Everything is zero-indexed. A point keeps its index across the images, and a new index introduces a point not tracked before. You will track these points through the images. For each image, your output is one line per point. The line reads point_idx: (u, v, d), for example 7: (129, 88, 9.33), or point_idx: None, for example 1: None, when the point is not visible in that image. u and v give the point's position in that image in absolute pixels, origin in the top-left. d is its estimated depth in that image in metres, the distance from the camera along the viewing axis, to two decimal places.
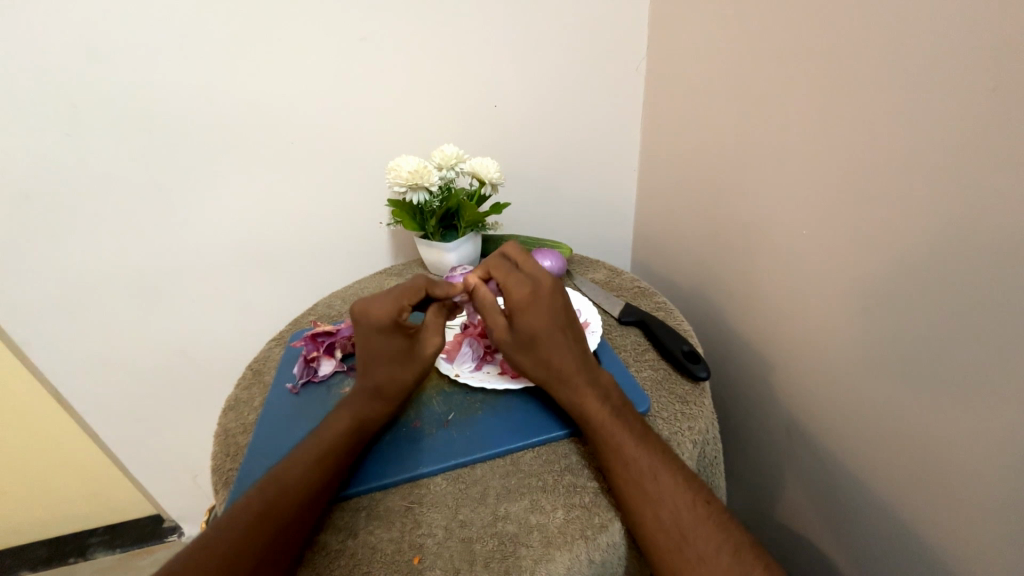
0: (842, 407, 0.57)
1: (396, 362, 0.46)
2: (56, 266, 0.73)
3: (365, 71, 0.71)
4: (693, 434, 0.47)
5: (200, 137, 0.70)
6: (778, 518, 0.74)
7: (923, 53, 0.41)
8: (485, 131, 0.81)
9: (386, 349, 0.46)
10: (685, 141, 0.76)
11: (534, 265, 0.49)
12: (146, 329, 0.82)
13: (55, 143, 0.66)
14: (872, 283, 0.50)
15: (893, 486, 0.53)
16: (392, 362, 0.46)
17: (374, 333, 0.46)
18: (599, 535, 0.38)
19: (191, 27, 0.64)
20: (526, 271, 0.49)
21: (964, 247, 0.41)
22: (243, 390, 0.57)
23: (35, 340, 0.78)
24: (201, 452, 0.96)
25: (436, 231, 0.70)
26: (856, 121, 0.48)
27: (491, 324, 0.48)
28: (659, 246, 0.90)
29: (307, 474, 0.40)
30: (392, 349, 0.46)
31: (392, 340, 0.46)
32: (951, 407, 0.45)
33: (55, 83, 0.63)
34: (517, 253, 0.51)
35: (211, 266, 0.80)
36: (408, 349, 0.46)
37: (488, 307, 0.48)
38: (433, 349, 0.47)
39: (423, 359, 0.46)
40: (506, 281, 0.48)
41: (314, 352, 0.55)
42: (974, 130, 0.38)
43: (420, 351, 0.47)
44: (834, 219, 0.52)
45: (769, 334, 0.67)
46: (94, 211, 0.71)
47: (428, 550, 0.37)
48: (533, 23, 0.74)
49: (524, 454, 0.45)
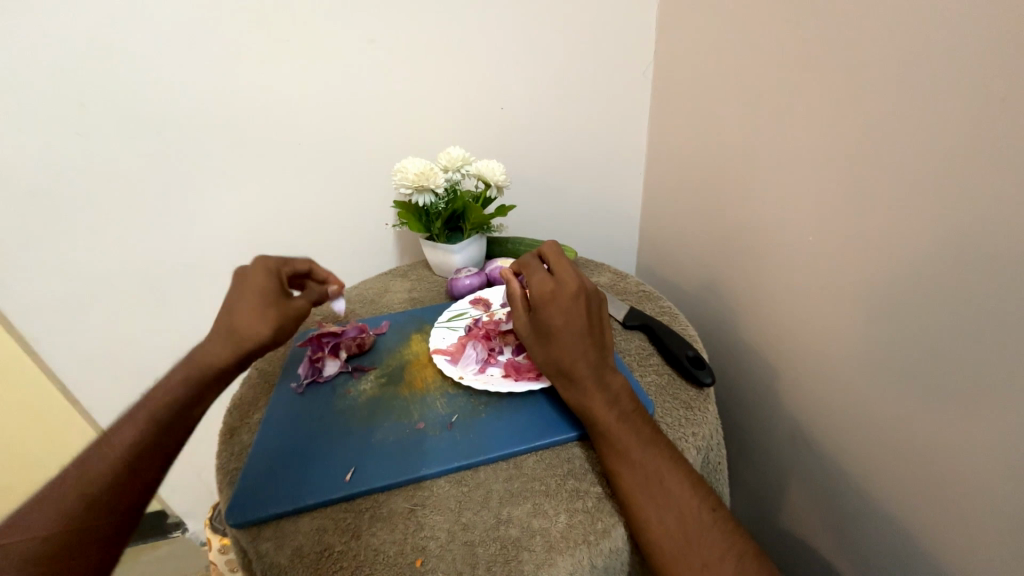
0: (847, 415, 0.57)
1: (260, 301, 0.48)
2: (65, 264, 0.74)
3: (372, 72, 0.72)
4: (697, 440, 0.47)
5: (209, 137, 0.71)
6: (780, 525, 0.74)
7: (931, 60, 0.41)
8: (491, 133, 0.81)
9: (262, 289, 0.49)
10: (691, 144, 0.76)
11: (567, 266, 0.51)
12: (154, 327, 0.82)
13: (67, 143, 0.67)
14: (878, 291, 0.49)
15: (897, 496, 0.53)
16: (259, 300, 0.48)
17: (256, 273, 0.50)
18: (601, 541, 0.38)
19: (200, 29, 0.64)
20: (555, 271, 0.51)
21: (971, 256, 0.41)
22: (249, 390, 0.57)
23: (44, 336, 0.79)
24: (206, 449, 0.97)
25: (441, 233, 0.70)
26: (862, 128, 0.48)
27: (514, 319, 0.50)
28: (664, 250, 0.90)
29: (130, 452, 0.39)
30: (264, 288, 0.49)
31: (268, 281, 0.50)
32: (958, 417, 0.45)
33: (68, 82, 0.63)
34: (552, 253, 0.53)
35: (217, 264, 0.80)
36: (277, 294, 0.49)
37: (514, 301, 0.51)
38: (300, 307, 0.50)
39: (290, 309, 0.49)
40: (532, 277, 0.50)
41: (318, 352, 0.56)
42: (978, 139, 0.38)
43: (289, 301, 0.49)
44: (841, 225, 0.52)
45: (773, 340, 0.67)
46: (102, 209, 0.72)
47: (430, 553, 0.37)
48: (541, 26, 0.74)
49: (527, 457, 0.45)
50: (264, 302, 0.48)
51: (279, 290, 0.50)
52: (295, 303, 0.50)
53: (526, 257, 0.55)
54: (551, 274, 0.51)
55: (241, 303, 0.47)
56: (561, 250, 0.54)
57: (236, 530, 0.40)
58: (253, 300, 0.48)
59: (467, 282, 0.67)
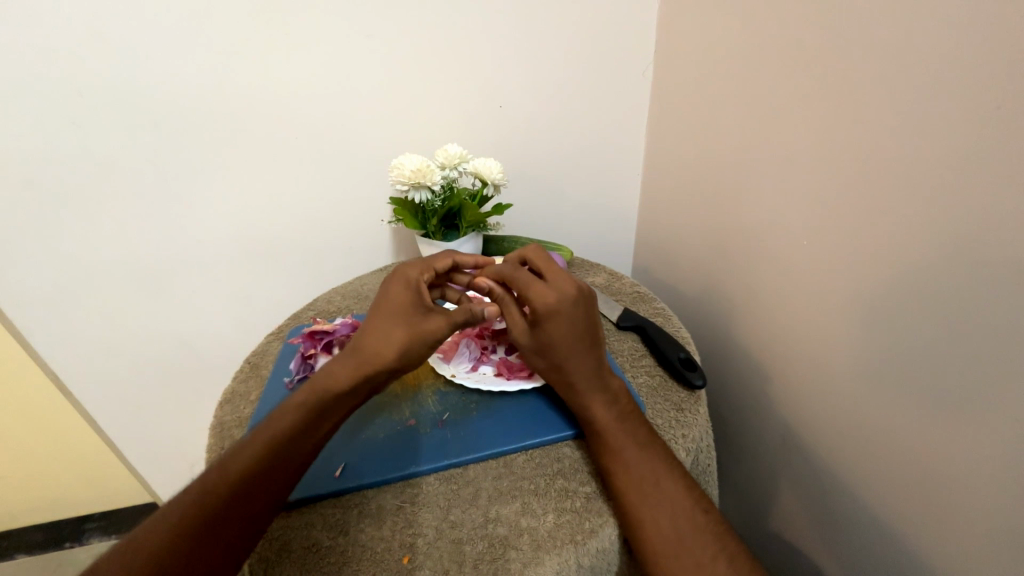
0: (838, 422, 0.57)
1: (394, 322, 0.45)
2: (58, 253, 0.73)
3: (372, 67, 0.71)
4: (687, 442, 0.47)
5: (205, 128, 0.70)
6: (771, 530, 0.74)
7: (925, 69, 0.41)
8: (489, 131, 0.80)
9: (399, 301, 0.46)
10: (688, 145, 0.76)
11: (559, 270, 0.50)
12: (147, 319, 0.82)
13: (63, 132, 0.66)
14: (872, 297, 0.50)
15: (888, 503, 0.53)
16: (387, 311, 0.46)
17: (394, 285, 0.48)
18: (589, 541, 0.38)
19: (200, 20, 0.64)
20: (548, 277, 0.49)
21: (962, 268, 0.41)
22: (240, 383, 0.57)
23: (37, 326, 0.78)
24: (195, 443, 0.96)
25: (438, 230, 0.70)
26: (856, 133, 0.48)
27: (510, 327, 0.49)
28: (659, 251, 0.90)
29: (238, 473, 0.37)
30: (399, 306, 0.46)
31: (397, 292, 0.47)
32: (950, 426, 0.45)
33: (64, 68, 0.63)
34: (539, 258, 0.52)
35: (211, 256, 0.80)
36: (410, 309, 0.46)
37: (508, 308, 0.49)
38: (404, 290, 0.47)
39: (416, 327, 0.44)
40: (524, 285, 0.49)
41: (311, 349, 0.55)
42: (975, 151, 0.39)
43: (399, 300, 0.46)
44: (834, 234, 0.52)
45: (765, 344, 0.67)
46: (97, 198, 0.71)
47: (418, 550, 0.37)
48: (541, 24, 0.74)
49: (517, 456, 0.45)
50: (400, 313, 0.45)
51: (414, 300, 0.46)
52: (434, 319, 0.45)
53: (509, 260, 0.53)
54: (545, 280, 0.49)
55: (384, 317, 0.45)
56: (544, 252, 0.53)
57: None
58: (394, 315, 0.45)
59: None
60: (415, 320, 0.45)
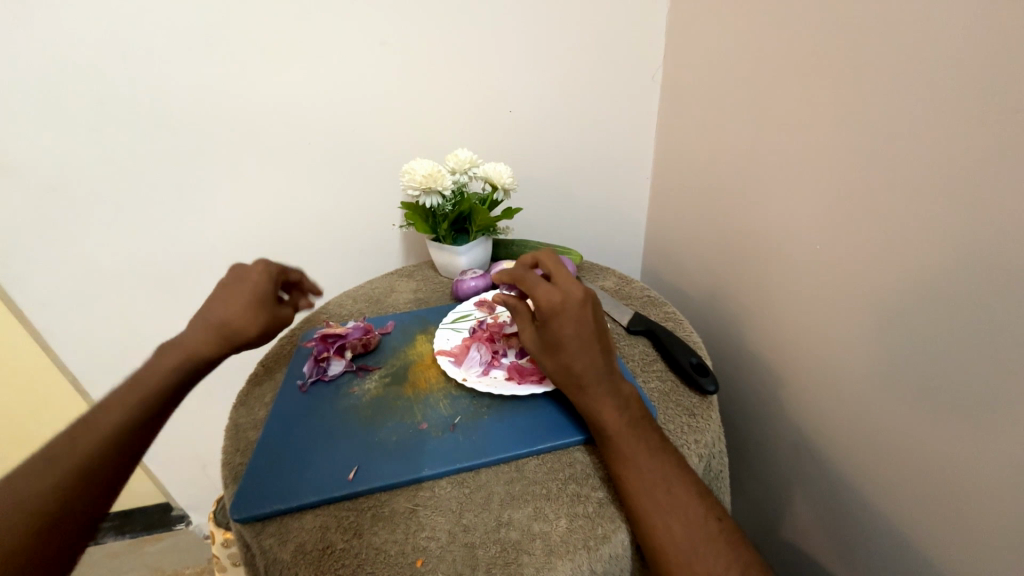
0: (852, 428, 0.56)
1: (252, 300, 0.49)
2: (78, 257, 0.75)
3: (382, 73, 0.72)
4: (699, 447, 0.47)
5: (220, 135, 0.72)
6: (784, 536, 0.73)
7: (941, 72, 0.41)
8: (498, 135, 0.81)
9: (254, 286, 0.50)
10: (697, 148, 0.76)
11: (567, 274, 0.50)
12: (162, 322, 0.83)
13: (83, 139, 0.68)
14: (884, 303, 0.49)
15: (903, 510, 0.52)
16: (243, 290, 0.50)
17: (253, 272, 0.52)
18: (602, 546, 0.38)
19: (213, 28, 0.65)
20: (557, 280, 0.49)
21: (980, 274, 0.40)
22: (254, 386, 0.57)
23: (56, 328, 0.80)
24: (209, 443, 0.98)
25: (447, 235, 0.71)
26: (868, 137, 0.48)
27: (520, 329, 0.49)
28: (669, 255, 0.90)
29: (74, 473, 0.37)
30: (260, 288, 0.51)
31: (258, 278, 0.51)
32: (967, 435, 0.44)
33: (83, 77, 0.64)
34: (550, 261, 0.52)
35: (229, 262, 0.81)
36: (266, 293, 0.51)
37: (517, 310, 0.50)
38: (259, 275, 0.52)
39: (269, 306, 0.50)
40: (535, 286, 0.49)
41: (324, 352, 0.56)
42: (993, 154, 0.38)
43: (253, 282, 0.51)
44: (847, 240, 0.52)
45: (777, 349, 0.66)
46: (116, 203, 0.73)
47: (431, 553, 0.38)
48: (550, 27, 0.74)
49: (529, 461, 0.45)
50: (255, 299, 0.49)
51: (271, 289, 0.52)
52: (280, 311, 0.51)
53: (520, 264, 0.53)
54: (555, 281, 0.49)
55: (237, 298, 0.49)
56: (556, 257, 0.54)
57: (240, 524, 0.41)
58: (247, 298, 0.49)
59: (472, 284, 0.68)
60: (269, 300, 0.50)
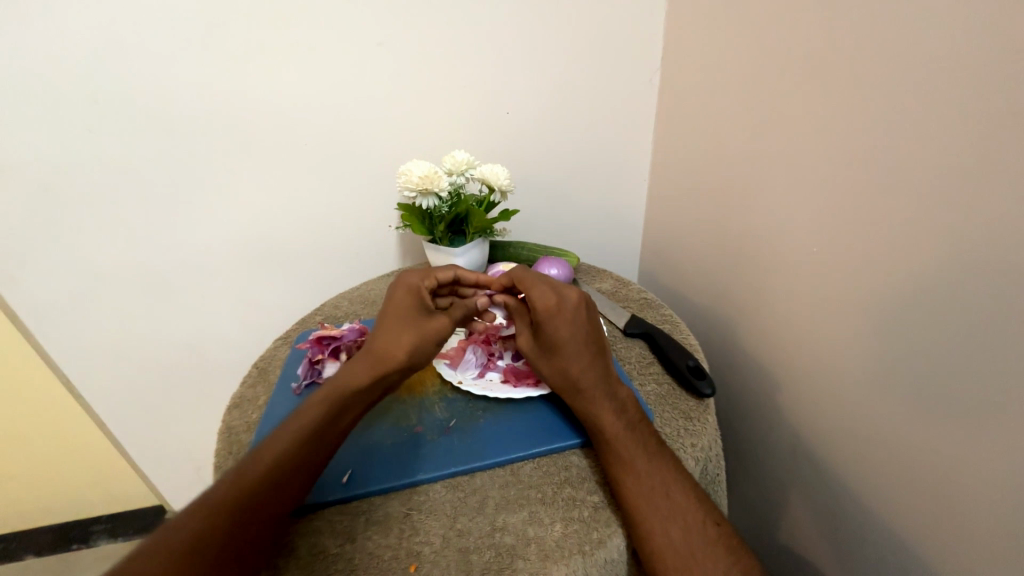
0: (847, 431, 0.56)
1: (400, 327, 0.47)
2: (71, 259, 0.74)
3: (378, 74, 0.72)
4: (695, 451, 0.47)
5: (216, 137, 0.71)
6: (779, 539, 0.73)
7: (935, 76, 0.41)
8: (495, 136, 0.81)
9: (406, 305, 0.48)
10: (694, 150, 0.76)
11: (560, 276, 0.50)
12: (157, 324, 0.83)
13: (77, 141, 0.67)
14: (880, 307, 0.49)
15: (898, 513, 0.52)
16: (389, 319, 0.48)
17: (398, 291, 0.49)
18: (597, 551, 0.38)
19: (209, 29, 0.65)
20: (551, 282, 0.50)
21: (974, 277, 0.40)
22: (248, 388, 0.57)
23: (48, 330, 0.79)
24: (203, 446, 0.97)
25: (444, 237, 0.70)
26: (864, 141, 0.48)
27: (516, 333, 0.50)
28: (666, 257, 0.89)
29: (231, 505, 0.36)
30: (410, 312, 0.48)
31: (404, 300, 0.49)
32: (962, 438, 0.44)
33: (76, 78, 0.64)
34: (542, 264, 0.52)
35: (224, 264, 0.81)
36: (415, 315, 0.48)
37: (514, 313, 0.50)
38: (411, 295, 0.49)
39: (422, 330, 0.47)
40: (530, 288, 0.49)
41: (319, 355, 0.55)
42: (987, 158, 0.38)
43: (400, 307, 0.48)
44: (844, 243, 0.52)
45: (773, 352, 0.66)
46: (110, 205, 0.72)
47: (424, 558, 0.37)
48: (547, 29, 0.74)
49: (524, 464, 0.45)
50: (405, 324, 0.47)
51: (419, 305, 0.49)
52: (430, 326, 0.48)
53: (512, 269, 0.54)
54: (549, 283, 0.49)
55: (392, 321, 0.48)
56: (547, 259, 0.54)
57: None
58: (401, 319, 0.48)
59: None
60: (415, 322, 0.48)
